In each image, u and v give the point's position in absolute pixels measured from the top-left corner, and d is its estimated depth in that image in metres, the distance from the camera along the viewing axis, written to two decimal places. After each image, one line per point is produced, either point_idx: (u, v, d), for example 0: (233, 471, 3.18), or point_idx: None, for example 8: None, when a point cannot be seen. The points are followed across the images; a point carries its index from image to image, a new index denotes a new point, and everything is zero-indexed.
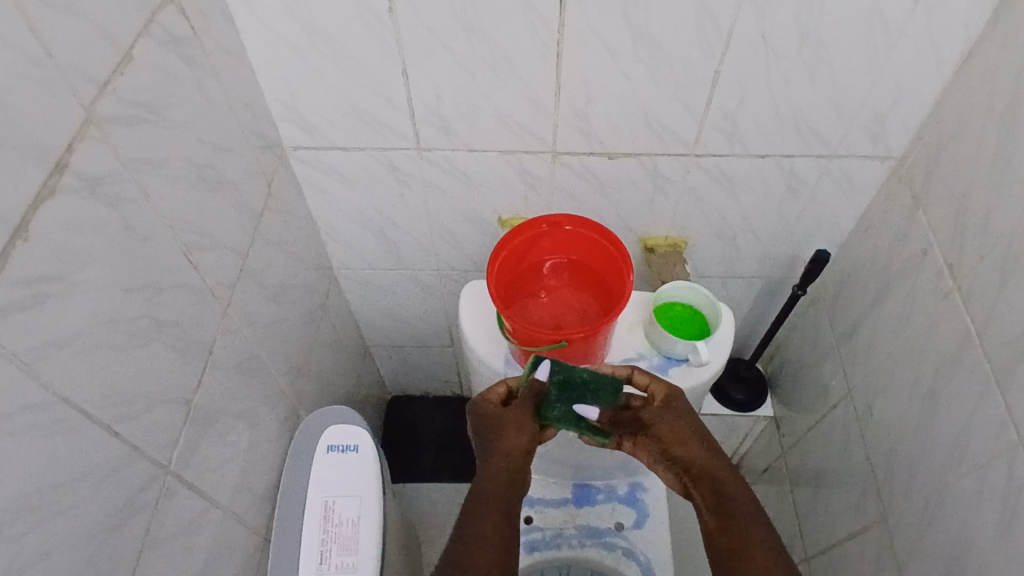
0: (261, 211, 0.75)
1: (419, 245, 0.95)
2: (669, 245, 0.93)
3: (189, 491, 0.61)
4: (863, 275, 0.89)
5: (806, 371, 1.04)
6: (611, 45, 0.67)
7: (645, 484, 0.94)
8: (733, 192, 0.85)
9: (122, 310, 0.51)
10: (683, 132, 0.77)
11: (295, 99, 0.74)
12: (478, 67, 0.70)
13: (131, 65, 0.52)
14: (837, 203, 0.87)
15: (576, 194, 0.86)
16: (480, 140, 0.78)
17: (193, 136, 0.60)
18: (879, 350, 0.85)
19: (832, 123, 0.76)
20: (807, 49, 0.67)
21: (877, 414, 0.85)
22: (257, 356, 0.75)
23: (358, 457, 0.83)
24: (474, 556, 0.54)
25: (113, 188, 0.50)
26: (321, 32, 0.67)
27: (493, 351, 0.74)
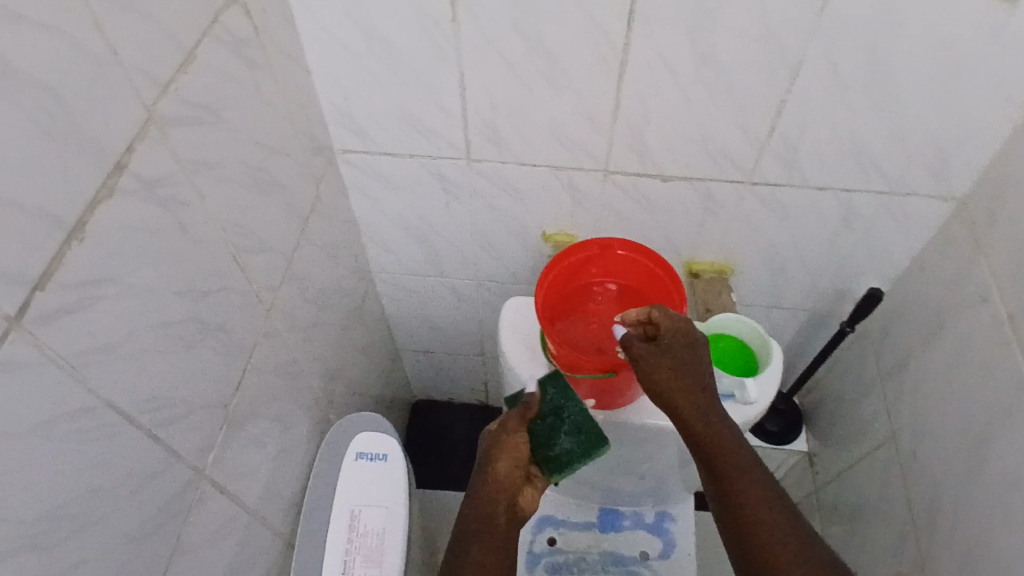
0: (307, 214, 0.74)
1: (460, 254, 0.93)
2: (716, 271, 0.90)
3: (221, 495, 0.61)
4: (915, 315, 0.85)
5: (846, 407, 1.01)
6: (674, 65, 0.65)
7: (673, 513, 0.93)
8: (786, 221, 0.82)
9: (169, 313, 0.50)
10: (740, 158, 0.75)
11: (348, 102, 0.74)
12: (536, 80, 0.68)
13: (194, 65, 0.51)
14: (894, 240, 0.84)
15: (624, 214, 0.84)
16: (531, 155, 0.77)
17: (247, 138, 0.60)
18: (928, 394, 0.82)
19: (897, 159, 0.73)
20: (877, 81, 0.65)
21: (923, 462, 0.81)
22: (293, 360, 0.74)
23: (387, 467, 0.82)
24: None
25: (168, 190, 0.49)
26: (380, 37, 0.66)
27: (533, 371, 0.72)
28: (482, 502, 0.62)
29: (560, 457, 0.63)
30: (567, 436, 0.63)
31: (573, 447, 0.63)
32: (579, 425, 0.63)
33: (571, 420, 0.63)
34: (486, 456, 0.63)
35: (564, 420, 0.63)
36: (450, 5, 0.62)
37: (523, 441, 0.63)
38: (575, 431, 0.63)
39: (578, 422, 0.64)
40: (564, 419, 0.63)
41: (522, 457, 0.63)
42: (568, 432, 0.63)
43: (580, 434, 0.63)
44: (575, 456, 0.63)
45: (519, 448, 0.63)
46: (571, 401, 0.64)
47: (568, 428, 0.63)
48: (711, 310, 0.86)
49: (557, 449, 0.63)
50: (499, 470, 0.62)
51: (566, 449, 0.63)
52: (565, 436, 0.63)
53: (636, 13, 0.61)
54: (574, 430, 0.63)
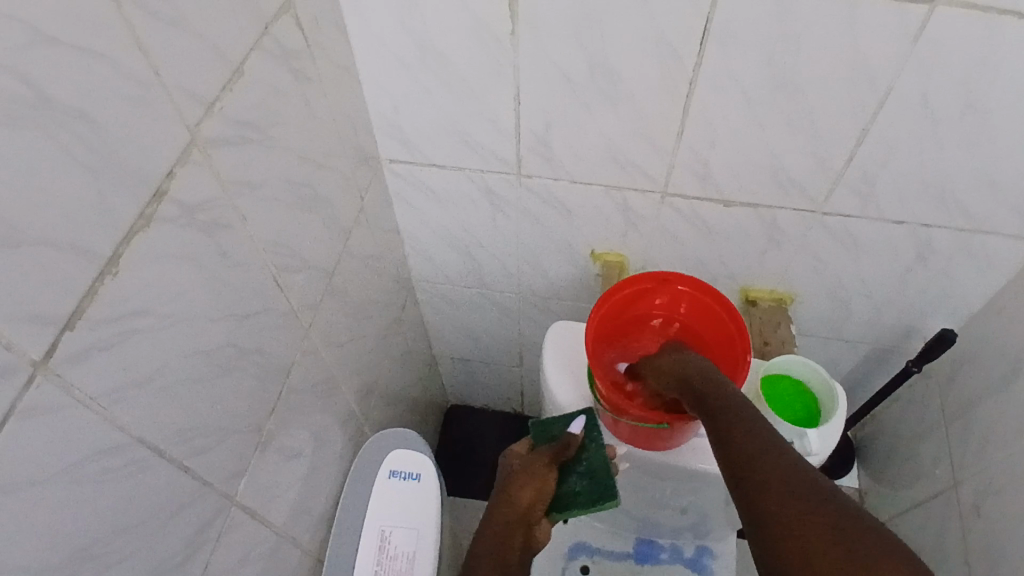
0: (350, 227, 0.71)
1: (504, 267, 0.90)
2: (774, 299, 0.85)
3: (251, 520, 0.59)
4: (993, 361, 0.79)
5: (907, 447, 0.95)
6: (748, 90, 0.60)
7: (714, 549, 0.89)
8: (856, 254, 0.77)
9: (205, 340, 0.48)
10: (811, 188, 0.69)
11: (398, 113, 0.71)
12: (596, 99, 0.64)
13: (240, 82, 0.48)
14: (974, 279, 0.77)
15: (680, 238, 0.79)
16: (585, 174, 0.73)
17: (293, 154, 0.57)
18: (1001, 448, 0.76)
19: (987, 197, 0.67)
20: (975, 115, 0.59)
21: (991, 521, 0.76)
22: (330, 376, 0.72)
23: (420, 487, 0.81)
24: None
25: (209, 215, 0.47)
26: (434, 49, 0.63)
27: (579, 404, 0.69)
28: (499, 527, 0.63)
29: (566, 494, 0.63)
30: (579, 476, 0.64)
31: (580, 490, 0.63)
32: (592, 469, 0.63)
33: (588, 463, 0.64)
34: (510, 482, 0.65)
35: (582, 463, 0.64)
36: (510, 19, 0.58)
37: (548, 481, 0.63)
38: (588, 476, 0.63)
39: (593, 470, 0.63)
40: (582, 459, 0.64)
41: (544, 492, 0.63)
42: (580, 473, 0.64)
43: (592, 483, 0.62)
44: (578, 500, 0.62)
45: (544, 484, 0.63)
46: (594, 446, 0.64)
47: (582, 469, 0.64)
48: (769, 343, 0.80)
49: (568, 486, 0.64)
50: (520, 497, 0.63)
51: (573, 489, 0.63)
52: (578, 476, 0.64)
53: (711, 33, 0.56)
54: (587, 474, 0.63)
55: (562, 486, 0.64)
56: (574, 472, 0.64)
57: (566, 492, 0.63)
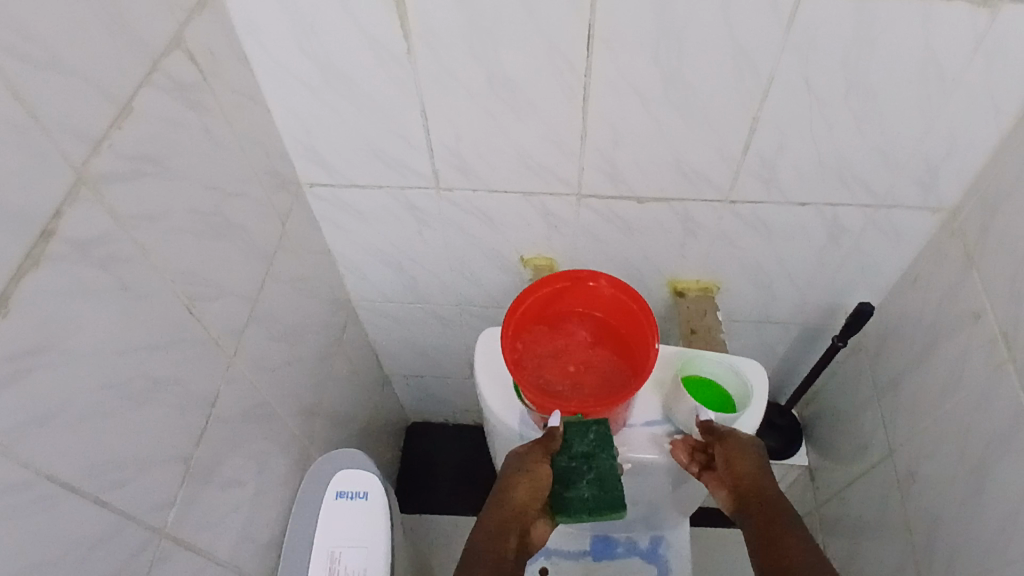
0: (272, 252, 0.72)
1: (438, 280, 0.92)
2: (701, 288, 0.88)
3: (186, 550, 0.59)
4: (909, 329, 0.82)
5: (844, 421, 0.98)
6: (641, 87, 0.63)
7: (669, 538, 0.91)
8: (770, 237, 0.80)
9: (113, 373, 0.49)
10: (717, 178, 0.72)
11: (311, 135, 0.72)
12: (500, 108, 0.66)
13: (131, 117, 0.49)
14: (884, 252, 0.81)
15: (602, 236, 0.81)
16: (500, 181, 0.75)
17: (197, 184, 0.58)
18: (924, 412, 0.79)
19: (881, 172, 0.70)
20: (855, 96, 0.62)
21: (922, 482, 0.78)
22: (264, 401, 0.73)
23: (367, 505, 0.80)
24: None
25: (106, 250, 0.48)
26: (336, 70, 0.64)
27: (509, 408, 0.70)
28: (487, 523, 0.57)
29: (573, 500, 0.59)
30: (589, 483, 0.60)
31: (588, 496, 0.59)
32: (602, 479, 0.60)
33: (597, 471, 0.60)
34: (505, 482, 0.59)
35: (592, 469, 0.60)
36: (405, 36, 0.60)
37: (546, 480, 0.60)
38: (598, 485, 0.60)
39: (604, 478, 0.60)
40: (592, 466, 0.60)
41: (541, 487, 0.59)
42: (591, 481, 0.60)
43: (602, 489, 0.59)
44: (587, 506, 0.59)
45: (539, 482, 0.59)
46: (605, 454, 0.61)
47: (591, 478, 0.60)
48: (695, 331, 0.84)
49: (572, 493, 0.59)
50: (514, 496, 0.58)
51: (581, 496, 0.59)
52: (588, 484, 0.60)
53: (596, 36, 0.59)
54: (597, 483, 0.60)
55: (569, 491, 0.59)
56: (583, 478, 0.60)
57: (573, 497, 0.59)
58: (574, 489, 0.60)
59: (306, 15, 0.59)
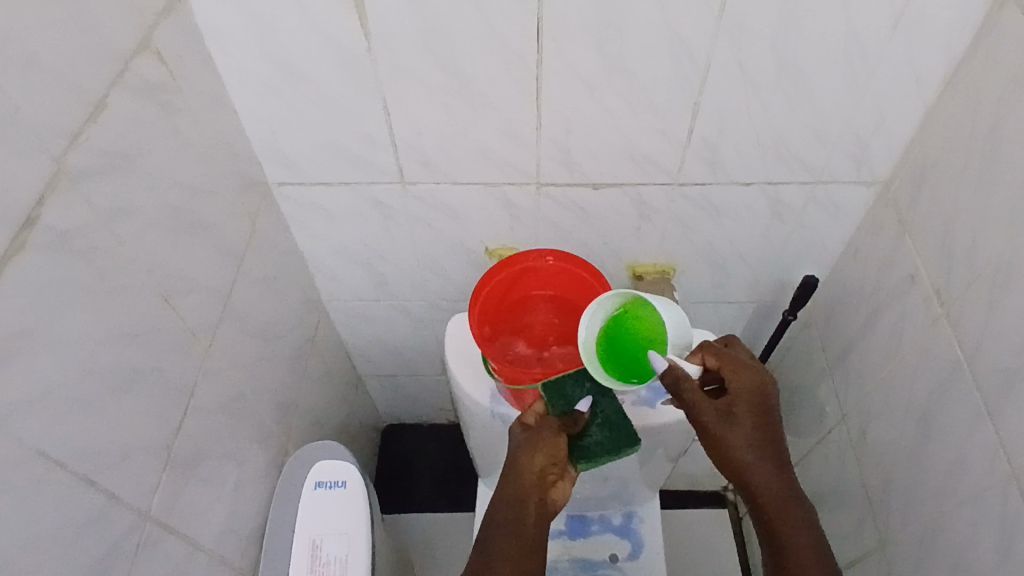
0: (243, 250, 0.75)
1: (408, 275, 0.94)
2: (659, 271, 0.93)
3: (171, 537, 0.61)
4: (852, 299, 0.88)
5: (799, 394, 1.04)
6: (589, 78, 0.67)
7: (641, 513, 0.94)
8: (718, 218, 0.85)
9: (96, 359, 0.51)
10: (665, 162, 0.77)
11: (276, 137, 0.75)
12: (459, 103, 0.70)
13: (105, 114, 0.52)
14: (825, 228, 0.86)
15: (562, 224, 0.85)
16: (462, 174, 0.78)
17: (170, 181, 0.60)
18: (869, 375, 0.84)
19: (815, 149, 0.76)
20: (785, 79, 0.67)
21: (872, 441, 0.84)
22: (241, 395, 0.75)
23: (346, 494, 0.82)
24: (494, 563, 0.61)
25: (85, 240, 0.50)
26: (300, 73, 0.67)
27: (480, 386, 0.73)
28: (513, 493, 0.64)
29: (590, 447, 0.66)
30: (598, 427, 0.67)
31: (602, 439, 0.66)
32: (609, 420, 0.67)
33: (604, 414, 0.67)
34: (521, 454, 0.64)
35: (598, 414, 0.67)
36: (364, 36, 0.63)
37: (561, 442, 0.65)
38: (607, 426, 0.67)
39: (609, 418, 0.67)
40: (596, 412, 0.67)
41: (557, 454, 0.64)
42: (600, 425, 0.67)
43: (612, 429, 0.67)
44: (604, 448, 0.66)
45: (555, 447, 0.64)
46: (605, 397, 0.67)
47: (599, 421, 0.67)
48: None
49: (587, 441, 0.66)
50: (532, 466, 0.64)
51: (597, 441, 0.66)
52: (598, 428, 0.67)
53: (545, 30, 0.63)
54: (606, 425, 0.67)
55: (583, 440, 0.66)
56: (594, 425, 0.67)
57: (589, 444, 0.66)
58: (588, 437, 0.66)
59: (268, 19, 0.62)
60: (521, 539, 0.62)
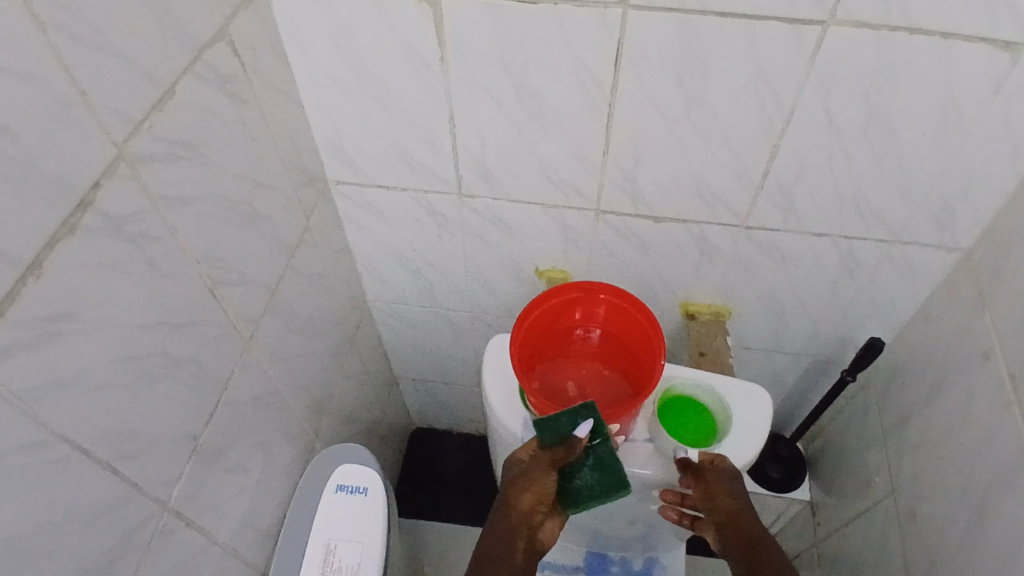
0: (295, 244, 0.74)
1: (455, 285, 0.93)
2: (713, 313, 0.89)
3: (188, 527, 0.60)
4: (919, 367, 0.82)
5: (848, 456, 0.98)
6: (663, 108, 0.64)
7: (664, 560, 0.91)
8: (784, 266, 0.80)
9: (135, 346, 0.51)
10: (734, 203, 0.73)
11: (340, 135, 0.74)
12: (526, 121, 0.68)
13: (171, 103, 0.51)
14: (898, 289, 0.81)
15: (618, 253, 0.82)
16: (522, 192, 0.76)
17: (229, 173, 0.60)
18: (929, 453, 0.78)
19: (898, 208, 0.71)
20: (874, 131, 0.63)
21: (922, 523, 0.78)
22: (275, 389, 0.74)
23: (367, 501, 0.82)
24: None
25: (137, 226, 0.50)
26: (371, 75, 0.66)
27: (514, 413, 0.71)
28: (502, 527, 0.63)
29: (578, 490, 0.62)
30: (589, 470, 0.61)
31: (591, 483, 0.61)
32: (602, 461, 0.61)
33: (597, 454, 0.61)
34: (510, 490, 0.62)
35: (591, 454, 0.61)
36: (438, 45, 0.62)
37: (550, 482, 0.61)
38: (599, 468, 0.61)
39: (603, 460, 0.61)
40: (590, 452, 0.61)
41: (543, 492, 0.62)
42: (591, 466, 0.61)
43: (603, 473, 0.61)
44: (592, 494, 0.61)
45: (544, 487, 0.62)
46: (601, 438, 0.60)
47: (592, 462, 0.61)
48: (705, 353, 0.84)
49: (577, 481, 0.62)
50: (518, 504, 0.62)
51: (585, 484, 0.61)
52: (588, 470, 0.61)
53: (623, 56, 0.60)
54: (597, 467, 0.61)
55: (573, 481, 0.62)
56: (585, 467, 0.62)
57: (579, 485, 0.62)
58: (579, 480, 0.62)
59: (344, 20, 0.61)
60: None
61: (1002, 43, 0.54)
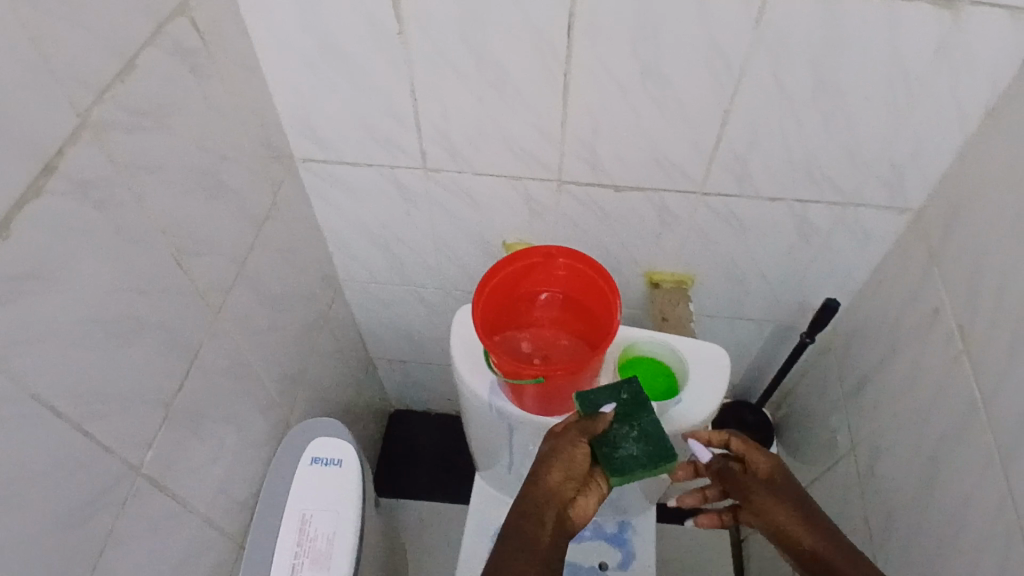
0: (263, 219, 0.76)
1: (425, 261, 0.95)
2: (676, 281, 0.91)
3: (160, 493, 0.62)
4: (874, 328, 0.85)
5: (811, 419, 1.01)
6: (619, 77, 0.67)
7: (635, 524, 0.93)
8: (742, 232, 0.83)
9: (104, 310, 0.52)
10: (691, 170, 0.76)
11: (306, 111, 0.75)
12: (487, 93, 0.70)
13: (135, 74, 0.53)
14: (851, 251, 0.84)
15: (582, 224, 0.85)
16: (486, 164, 0.78)
17: (194, 145, 0.61)
18: (884, 408, 0.81)
19: (847, 171, 0.74)
20: (819, 94, 0.66)
21: (879, 475, 0.81)
22: (246, 362, 0.76)
23: (340, 472, 0.82)
24: (510, 562, 0.56)
25: (104, 193, 0.51)
26: (333, 50, 0.68)
27: (480, 378, 0.72)
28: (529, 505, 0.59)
29: (623, 459, 0.60)
30: (635, 440, 0.61)
31: (636, 453, 0.61)
32: (646, 433, 0.62)
33: (642, 427, 0.62)
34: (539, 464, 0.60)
35: (635, 427, 0.62)
36: (398, 18, 0.64)
37: (581, 450, 0.60)
38: (643, 440, 0.61)
39: (649, 434, 0.62)
40: (634, 425, 0.62)
41: (573, 465, 0.60)
42: (635, 438, 0.61)
43: (648, 444, 0.61)
44: (636, 465, 0.60)
45: (573, 459, 0.60)
46: (643, 412, 0.62)
47: (636, 435, 0.61)
48: (667, 320, 0.87)
49: (621, 453, 0.61)
50: (550, 475, 0.59)
51: (630, 452, 0.60)
52: (633, 441, 0.61)
53: (577, 25, 0.62)
54: (642, 439, 0.61)
55: (617, 452, 0.61)
56: (628, 438, 0.61)
57: (623, 455, 0.61)
58: (623, 452, 0.61)
59: None
60: (530, 555, 0.56)
61: (940, 1, 0.57)
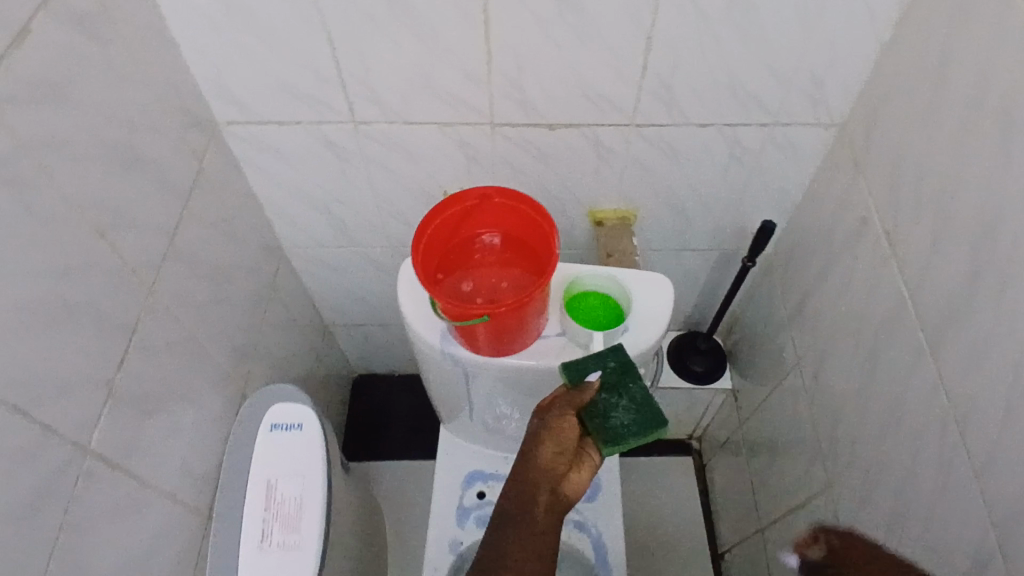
0: (189, 189, 0.73)
1: (367, 220, 0.93)
2: (620, 217, 0.92)
3: (115, 471, 0.61)
4: (810, 243, 0.88)
5: (760, 340, 1.04)
6: (539, 10, 0.65)
7: None
8: (677, 161, 0.84)
9: (26, 291, 0.50)
10: (621, 101, 0.76)
11: (221, 73, 0.73)
12: (407, 38, 0.68)
13: (27, 43, 0.50)
14: (784, 170, 0.86)
15: (520, 166, 0.84)
16: (414, 112, 0.77)
17: (102, 114, 0.59)
18: (825, 319, 0.84)
19: (772, 89, 0.74)
20: (737, 13, 0.66)
21: (825, 384, 0.84)
22: (191, 337, 0.74)
23: (303, 435, 0.84)
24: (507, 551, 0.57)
25: (8, 169, 0.49)
26: (241, 5, 0.65)
27: (430, 328, 0.73)
28: (523, 484, 0.59)
29: (614, 429, 0.63)
30: (623, 410, 0.64)
31: (627, 421, 0.63)
32: (634, 401, 0.65)
33: (631, 395, 0.65)
34: (530, 444, 0.61)
35: (624, 397, 0.65)
36: None
37: (570, 421, 0.62)
38: (633, 409, 0.64)
39: (637, 402, 0.65)
40: (623, 393, 0.65)
41: (565, 440, 0.61)
42: (625, 407, 0.64)
43: (637, 412, 0.64)
44: (630, 431, 0.63)
45: (565, 434, 0.61)
46: (631, 380, 0.66)
47: (625, 403, 0.65)
48: (611, 255, 0.88)
49: (613, 422, 0.63)
50: (543, 454, 0.60)
51: (621, 421, 0.63)
52: (622, 410, 0.64)
53: None
54: (630, 407, 0.64)
55: (608, 421, 0.63)
56: (618, 407, 0.64)
57: (614, 424, 0.63)
58: (610, 422, 0.63)
59: None
60: (528, 538, 0.57)
61: None
